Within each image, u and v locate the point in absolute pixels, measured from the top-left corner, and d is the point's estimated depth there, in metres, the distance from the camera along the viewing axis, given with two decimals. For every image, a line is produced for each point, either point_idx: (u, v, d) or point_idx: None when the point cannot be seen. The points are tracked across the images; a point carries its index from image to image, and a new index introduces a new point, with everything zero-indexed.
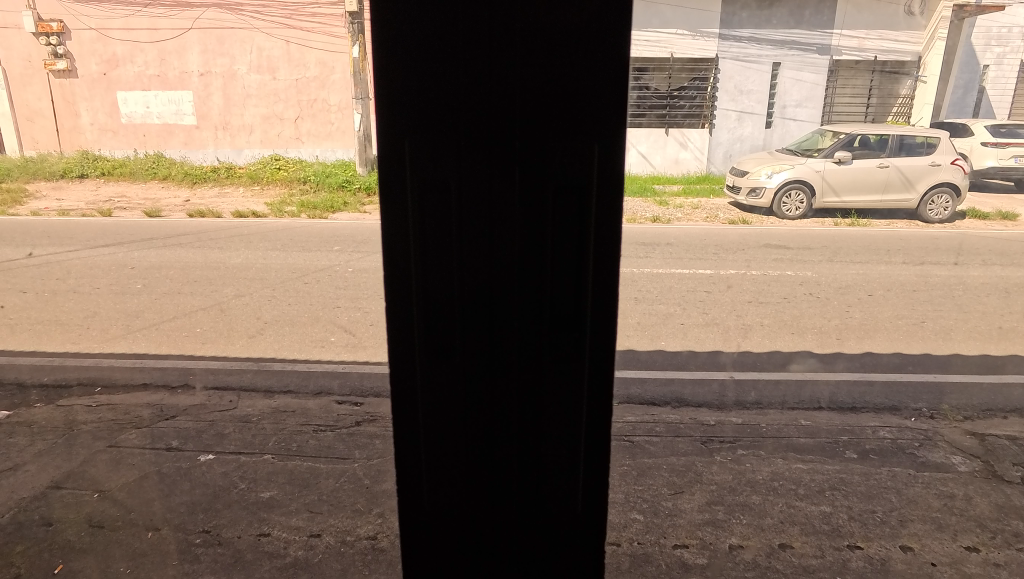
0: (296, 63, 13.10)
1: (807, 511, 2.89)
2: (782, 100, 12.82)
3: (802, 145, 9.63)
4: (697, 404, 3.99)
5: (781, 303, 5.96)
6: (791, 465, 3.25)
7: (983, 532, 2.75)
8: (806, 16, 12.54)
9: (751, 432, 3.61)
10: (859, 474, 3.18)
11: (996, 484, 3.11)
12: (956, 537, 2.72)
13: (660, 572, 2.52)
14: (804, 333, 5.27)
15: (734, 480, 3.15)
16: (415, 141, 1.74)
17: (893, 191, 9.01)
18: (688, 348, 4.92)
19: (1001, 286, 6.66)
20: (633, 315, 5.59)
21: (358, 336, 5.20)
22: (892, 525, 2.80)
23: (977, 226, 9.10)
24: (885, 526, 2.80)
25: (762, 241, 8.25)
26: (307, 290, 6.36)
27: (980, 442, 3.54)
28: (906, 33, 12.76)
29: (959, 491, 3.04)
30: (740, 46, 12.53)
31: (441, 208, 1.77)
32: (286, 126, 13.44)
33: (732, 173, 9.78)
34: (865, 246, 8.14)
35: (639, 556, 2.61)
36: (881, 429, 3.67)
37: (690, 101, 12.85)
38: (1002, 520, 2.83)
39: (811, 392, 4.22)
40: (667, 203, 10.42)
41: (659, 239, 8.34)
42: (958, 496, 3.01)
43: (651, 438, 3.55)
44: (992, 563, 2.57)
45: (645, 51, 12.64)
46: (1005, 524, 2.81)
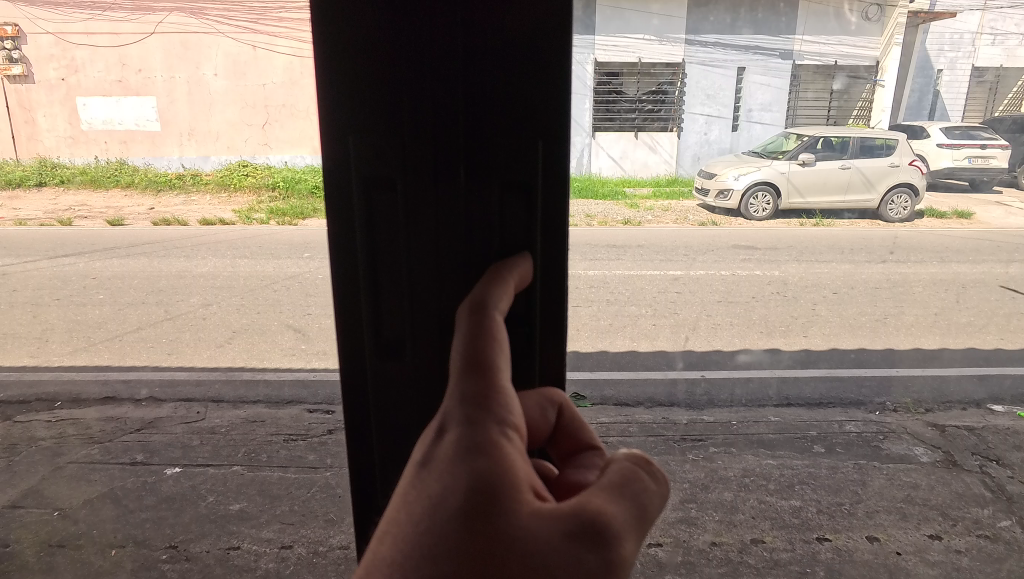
0: (264, 68, 12.85)
1: (777, 505, 2.94)
2: (748, 103, 13.09)
3: (769, 149, 9.73)
4: (667, 404, 4.04)
5: (749, 303, 6.08)
6: (760, 461, 3.31)
7: (946, 520, 2.84)
8: (770, 21, 12.84)
9: (721, 430, 3.67)
10: (825, 467, 3.25)
11: (957, 473, 3.22)
12: (920, 526, 2.80)
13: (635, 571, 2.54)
14: (771, 333, 5.34)
15: (706, 477, 3.19)
16: (364, 105, 1.28)
17: (856, 192, 9.26)
18: (658, 350, 4.95)
19: (959, 283, 6.89)
20: (601, 317, 5.63)
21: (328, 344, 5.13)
22: (859, 516, 2.86)
23: (936, 225, 9.41)
24: (851, 517, 2.86)
25: (732, 242, 8.39)
26: (274, 298, 6.26)
27: (940, 433, 3.66)
28: (864, 39, 13.25)
29: (922, 481, 3.13)
30: (707, 51, 12.74)
31: (393, 193, 1.32)
32: (254, 132, 13.20)
33: (700, 176, 9.87)
34: (831, 247, 8.32)
35: None
36: (847, 424, 3.76)
37: (657, 105, 13.07)
38: (961, 508, 2.93)
39: (779, 389, 4.30)
40: (637, 207, 10.40)
41: (628, 244, 8.31)
42: (921, 485, 3.11)
43: (623, 439, 3.58)
44: (954, 550, 2.66)
45: (615, 55, 12.48)
46: (965, 512, 2.91)
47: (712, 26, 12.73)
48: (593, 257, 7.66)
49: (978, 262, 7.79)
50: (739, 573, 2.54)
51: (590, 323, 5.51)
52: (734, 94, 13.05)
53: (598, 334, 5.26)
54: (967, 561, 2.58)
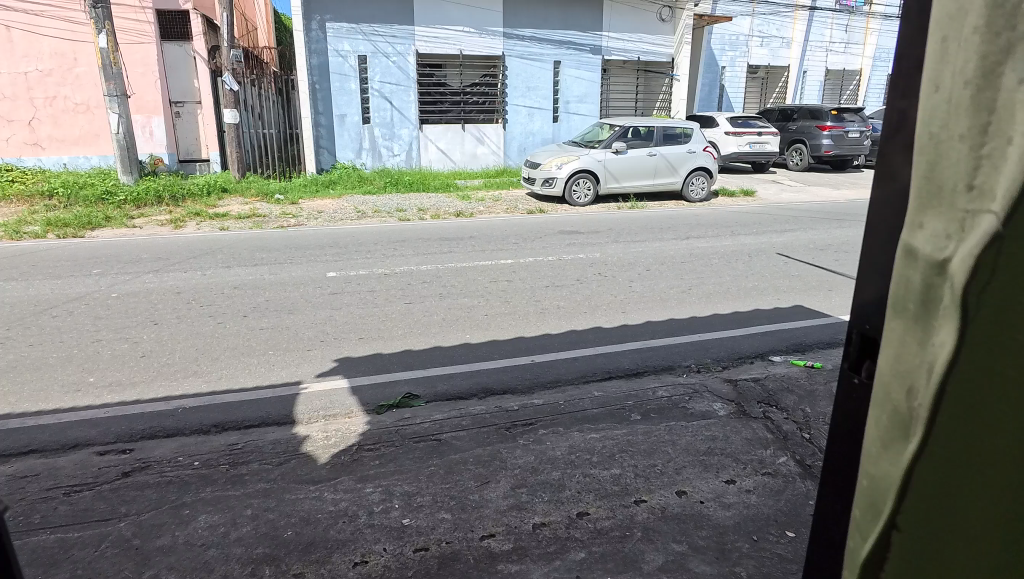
0: (24, 54, 10.85)
1: (599, 477, 2.60)
2: (565, 95, 14.37)
3: (585, 139, 10.21)
4: (500, 391, 3.43)
5: (581, 269, 5.96)
6: (584, 436, 2.91)
7: (738, 465, 2.72)
8: (570, 19, 14.03)
9: (549, 411, 3.19)
10: (641, 433, 2.96)
11: (748, 421, 3.10)
12: (718, 474, 2.65)
13: (467, 570, 2.06)
14: (608, 303, 4.95)
15: (535, 459, 2.74)
16: None
17: (663, 175, 9.95)
18: (493, 339, 4.14)
19: (750, 242, 7.93)
20: (432, 288, 5.22)
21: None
22: (668, 474, 2.64)
23: (729, 199, 10.63)
24: (663, 476, 2.63)
25: (564, 218, 8.71)
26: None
27: (734, 386, 3.53)
28: (660, 38, 15.05)
29: (719, 432, 2.98)
30: (524, 45, 13.65)
31: None
32: (18, 130, 11.14)
33: (526, 166, 10.00)
34: (654, 221, 8.65)
35: (446, 556, 2.13)
36: (658, 389, 3.48)
37: (482, 97, 13.75)
38: (748, 451, 2.83)
39: (603, 345, 4.10)
40: (465, 213, 8.98)
41: (465, 227, 7.92)
42: (718, 437, 2.96)
43: (457, 433, 2.95)
44: (745, 490, 2.54)
45: (434, 47, 13.16)
46: (754, 454, 2.80)
47: (527, 21, 13.63)
48: (430, 235, 7.54)
49: (776, 226, 8.43)
50: (568, 551, 2.17)
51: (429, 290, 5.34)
52: (552, 87, 14.19)
53: (426, 309, 4.67)
54: (754, 498, 2.46)
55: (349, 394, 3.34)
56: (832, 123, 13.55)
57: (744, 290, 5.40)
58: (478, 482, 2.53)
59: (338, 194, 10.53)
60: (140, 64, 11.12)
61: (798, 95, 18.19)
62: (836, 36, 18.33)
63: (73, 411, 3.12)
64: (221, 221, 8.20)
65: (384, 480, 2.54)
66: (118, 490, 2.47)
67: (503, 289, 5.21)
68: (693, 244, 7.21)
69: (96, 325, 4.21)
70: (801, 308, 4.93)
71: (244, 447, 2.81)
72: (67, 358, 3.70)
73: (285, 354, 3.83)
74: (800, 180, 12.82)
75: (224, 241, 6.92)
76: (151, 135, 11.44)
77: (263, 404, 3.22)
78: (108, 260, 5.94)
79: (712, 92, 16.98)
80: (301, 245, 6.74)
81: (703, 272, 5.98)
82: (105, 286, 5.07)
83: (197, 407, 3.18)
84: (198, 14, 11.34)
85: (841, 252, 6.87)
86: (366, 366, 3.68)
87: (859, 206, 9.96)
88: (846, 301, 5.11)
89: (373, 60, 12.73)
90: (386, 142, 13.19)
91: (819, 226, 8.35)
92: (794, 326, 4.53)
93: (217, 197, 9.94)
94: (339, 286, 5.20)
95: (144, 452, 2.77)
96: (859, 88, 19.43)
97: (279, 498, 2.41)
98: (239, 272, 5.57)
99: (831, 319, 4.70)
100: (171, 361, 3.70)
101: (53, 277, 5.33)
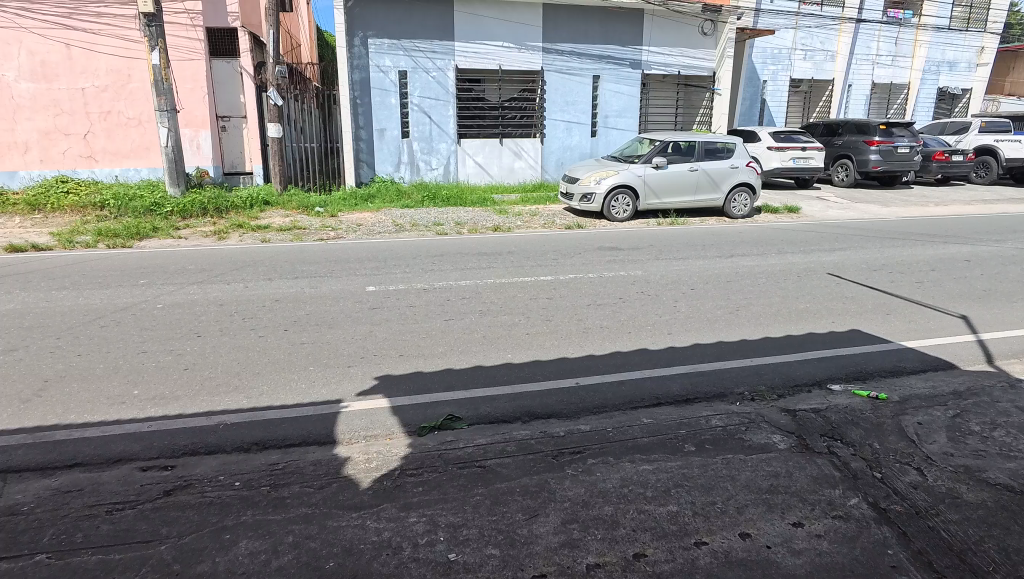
0: (82, 70, 11.33)
1: (656, 514, 2.48)
2: (604, 110, 14.32)
3: (624, 153, 10.10)
4: (545, 415, 3.34)
5: (622, 287, 5.84)
6: (637, 468, 2.80)
7: (806, 506, 2.56)
8: (611, 34, 13.99)
9: (597, 438, 3.08)
10: (697, 466, 2.83)
11: (811, 457, 2.94)
12: (784, 515, 2.50)
13: None
14: (652, 323, 4.82)
15: (586, 492, 2.63)
16: None
17: (704, 191, 9.77)
18: (535, 359, 4.05)
19: (798, 257, 7.68)
20: (471, 304, 5.16)
21: (42, 409, 3.28)
22: (730, 513, 2.50)
23: (773, 216, 10.37)
24: (723, 515, 2.49)
25: (602, 233, 8.60)
26: (14, 326, 4.46)
27: (793, 417, 3.36)
28: (704, 51, 14.88)
29: (782, 468, 2.83)
30: (563, 59, 13.67)
31: None
32: (74, 143, 11.61)
33: (564, 180, 9.92)
34: (695, 237, 8.47)
35: None
36: (711, 417, 3.33)
37: (520, 112, 13.80)
38: (815, 490, 2.67)
39: (649, 369, 3.97)
40: (502, 227, 8.95)
41: (502, 242, 7.88)
42: (781, 473, 2.80)
43: (503, 460, 2.87)
44: (815, 535, 2.38)
45: (474, 62, 13.26)
46: (821, 494, 2.65)
47: (566, 36, 13.66)
48: (468, 249, 7.51)
49: (822, 244, 8.17)
50: None
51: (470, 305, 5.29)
52: (591, 102, 14.15)
53: (466, 327, 4.61)
54: (826, 544, 2.31)
55: (391, 415, 3.29)
56: (880, 138, 13.20)
57: (795, 312, 5.19)
58: (526, 515, 2.44)
59: (376, 207, 10.63)
60: (189, 80, 11.48)
61: (843, 109, 17.75)
62: (883, 49, 17.87)
63: (118, 424, 3.14)
64: (262, 233, 8.34)
65: (428, 509, 2.47)
66: (159, 510, 2.46)
67: (544, 307, 5.12)
68: (737, 262, 7.01)
69: (143, 336, 4.29)
70: (857, 332, 4.72)
71: (285, 468, 2.78)
72: (113, 369, 3.76)
73: (326, 370, 3.81)
74: (847, 196, 12.46)
75: (265, 253, 7.02)
76: (198, 148, 11.78)
77: (304, 422, 3.20)
78: (153, 270, 6.07)
79: (754, 105, 16.62)
80: (339, 258, 6.78)
81: (749, 292, 5.79)
82: (151, 297, 5.17)
83: (238, 423, 3.17)
84: (245, 31, 11.68)
85: (895, 273, 6.59)
86: (407, 385, 3.63)
87: (912, 224, 9.58)
88: (906, 326, 4.87)
89: (413, 76, 12.90)
90: (424, 156, 13.33)
91: (870, 245, 8.04)
92: (851, 352, 4.32)
93: (259, 210, 10.14)
94: (381, 301, 5.19)
95: (186, 469, 2.76)
96: (906, 101, 18.87)
97: (321, 525, 2.36)
98: (280, 285, 5.62)
99: (890, 344, 4.48)
100: (214, 374, 3.72)
101: (101, 286, 5.46)
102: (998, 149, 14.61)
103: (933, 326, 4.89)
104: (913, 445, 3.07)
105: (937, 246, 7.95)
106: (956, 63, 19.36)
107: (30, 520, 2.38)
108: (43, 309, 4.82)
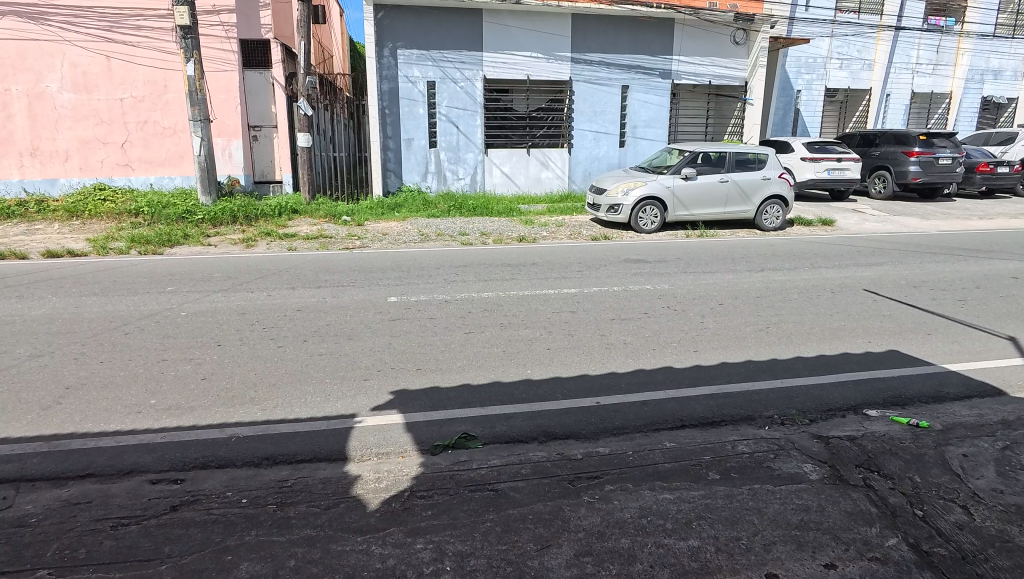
0: (121, 81, 11.70)
1: (676, 549, 2.36)
2: (633, 120, 14.20)
3: (652, 164, 9.95)
4: (563, 436, 3.24)
5: (646, 301, 5.72)
6: (657, 497, 2.68)
7: (839, 545, 2.41)
8: (641, 44, 13.90)
9: (616, 463, 2.97)
10: (721, 496, 2.70)
11: (845, 490, 2.79)
12: (815, 555, 2.35)
13: None
14: (677, 340, 4.68)
15: (602, 522, 2.53)
16: None
17: (734, 203, 9.57)
18: (555, 376, 3.96)
19: (831, 267, 7.43)
20: (492, 317, 5.11)
21: (60, 417, 3.32)
22: (756, 550, 2.36)
23: (806, 229, 10.09)
24: (749, 553, 2.35)
25: (628, 245, 8.47)
26: (43, 331, 4.56)
27: (826, 445, 3.19)
28: (734, 61, 14.68)
29: (813, 502, 2.68)
30: (591, 69, 13.62)
31: None
32: (111, 151, 11.97)
33: (591, 191, 9.82)
34: (724, 250, 8.28)
35: None
36: (738, 443, 3.19)
37: (548, 122, 13.77)
38: (849, 528, 2.52)
39: (672, 389, 3.84)
40: (527, 238, 8.89)
41: (525, 253, 7.82)
42: (813, 507, 2.66)
43: (516, 483, 2.79)
44: None
45: (502, 72, 13.29)
46: (856, 533, 2.49)
47: (595, 46, 13.61)
48: (491, 258, 7.46)
49: (858, 258, 7.90)
50: None
51: (492, 314, 5.23)
52: (620, 112, 14.07)
53: (486, 340, 4.55)
54: None
55: (404, 431, 3.24)
56: (920, 148, 12.80)
57: (828, 331, 5.00)
58: (537, 545, 2.35)
59: (402, 217, 10.70)
60: (222, 90, 11.75)
61: (880, 119, 17.27)
62: (923, 57, 17.37)
63: (132, 434, 3.16)
64: (289, 241, 8.45)
65: (435, 535, 2.40)
66: (163, 526, 2.44)
67: (565, 321, 5.03)
68: (767, 276, 6.83)
69: (165, 344, 4.34)
70: (895, 353, 4.51)
71: (293, 485, 2.75)
72: (133, 377, 3.80)
73: (342, 383, 3.79)
74: (884, 208, 12.07)
75: (289, 261, 7.11)
76: (229, 157, 12.02)
77: (316, 437, 3.17)
78: (180, 277, 6.18)
79: (786, 115, 16.29)
80: (363, 267, 6.82)
81: (780, 308, 5.61)
82: (176, 304, 5.25)
83: (251, 437, 3.15)
84: (278, 43, 11.92)
85: (936, 290, 6.31)
86: (423, 401, 3.58)
87: (954, 239, 9.22)
88: (948, 347, 4.64)
89: (441, 86, 12.98)
90: (452, 166, 13.37)
91: (909, 260, 7.74)
92: (889, 375, 4.12)
93: (288, 218, 10.29)
94: (401, 312, 5.17)
95: (194, 484, 2.75)
96: (948, 111, 18.25)
97: (325, 549, 2.31)
98: (303, 294, 5.65)
99: (931, 367, 4.26)
100: (231, 385, 3.72)
101: (130, 293, 5.57)
102: None
103: (977, 348, 4.65)
104: (958, 480, 2.89)
105: (981, 262, 7.62)
106: (1001, 72, 18.68)
107: (36, 533, 2.38)
108: (72, 315, 4.94)
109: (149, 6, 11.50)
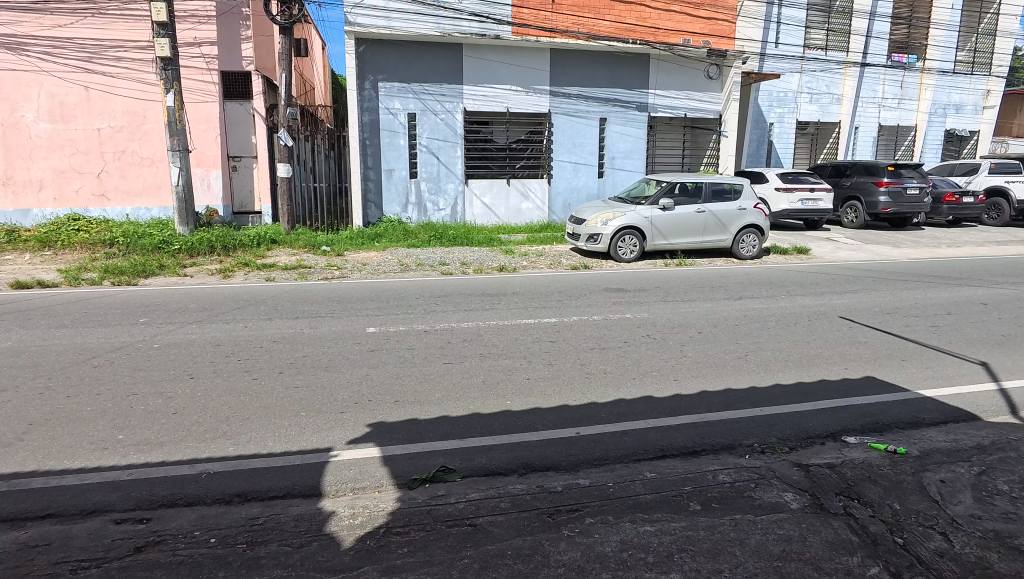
0: (99, 112, 11.64)
1: None
2: (611, 152, 14.47)
3: (631, 194, 10.09)
4: (542, 469, 3.20)
5: (626, 330, 5.75)
6: (638, 529, 2.65)
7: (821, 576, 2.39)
8: (618, 78, 14.25)
9: (597, 495, 2.93)
10: (703, 528, 2.67)
11: (827, 519, 2.77)
12: None
13: None
14: (658, 369, 4.69)
15: (582, 556, 2.48)
16: None
17: (711, 233, 9.74)
18: (534, 408, 3.92)
19: (807, 294, 7.54)
20: (472, 347, 5.07)
21: (22, 454, 3.20)
22: None
23: (782, 258, 10.28)
24: None
25: (608, 274, 8.52)
26: (8, 364, 4.44)
27: (805, 473, 3.20)
28: (708, 95, 15.10)
29: (794, 532, 2.67)
30: (570, 102, 13.91)
31: None
32: (87, 182, 11.84)
33: (571, 221, 9.92)
34: (704, 279, 8.40)
35: None
36: (719, 472, 3.18)
37: (528, 154, 13.97)
38: (831, 558, 2.49)
39: (652, 419, 3.81)
40: (507, 267, 8.93)
41: (507, 282, 7.85)
42: (794, 537, 2.64)
43: (495, 518, 2.73)
44: None
45: (482, 105, 13.51)
46: (838, 562, 2.47)
47: (574, 80, 13.91)
48: (473, 288, 7.45)
49: (834, 286, 8.04)
50: None
51: (471, 343, 5.20)
52: (598, 143, 14.34)
53: (465, 371, 4.51)
54: None
55: (381, 465, 3.17)
56: (889, 179, 13.21)
57: (805, 358, 5.04)
58: None
59: (383, 247, 10.70)
60: (203, 121, 11.74)
61: (850, 151, 17.84)
62: (888, 92, 18.06)
63: (97, 472, 3.05)
64: (268, 271, 8.38)
65: (411, 574, 2.33)
66: (126, 569, 2.33)
67: (545, 351, 5.01)
68: (746, 305, 6.91)
69: (135, 377, 4.23)
70: (871, 380, 4.57)
71: (264, 523, 2.66)
72: (101, 412, 3.68)
73: (317, 417, 3.70)
74: (857, 237, 12.36)
75: (268, 291, 7.04)
76: (208, 187, 11.95)
77: (289, 473, 3.08)
78: (153, 308, 6.07)
79: (760, 147, 16.64)
80: (343, 297, 6.76)
81: (758, 336, 5.66)
82: (149, 336, 5.14)
83: (221, 473, 3.06)
84: (259, 75, 12.01)
85: (908, 317, 6.45)
86: (400, 434, 3.51)
87: (923, 266, 9.45)
88: (922, 373, 4.71)
89: (422, 118, 13.12)
90: (432, 197, 13.45)
91: (882, 287, 7.91)
92: (865, 402, 4.15)
93: (266, 247, 10.22)
94: (379, 343, 5.12)
95: (161, 523, 2.65)
96: (914, 143, 18.94)
97: None
98: (281, 325, 5.58)
99: (906, 394, 4.31)
100: (203, 420, 3.61)
101: (101, 324, 5.46)
102: (1009, 190, 14.57)
103: (948, 373, 4.73)
104: (936, 506, 2.90)
105: (950, 289, 7.81)
106: (962, 107, 19.48)
107: None
108: (40, 347, 4.80)
109: (130, 38, 11.51)
